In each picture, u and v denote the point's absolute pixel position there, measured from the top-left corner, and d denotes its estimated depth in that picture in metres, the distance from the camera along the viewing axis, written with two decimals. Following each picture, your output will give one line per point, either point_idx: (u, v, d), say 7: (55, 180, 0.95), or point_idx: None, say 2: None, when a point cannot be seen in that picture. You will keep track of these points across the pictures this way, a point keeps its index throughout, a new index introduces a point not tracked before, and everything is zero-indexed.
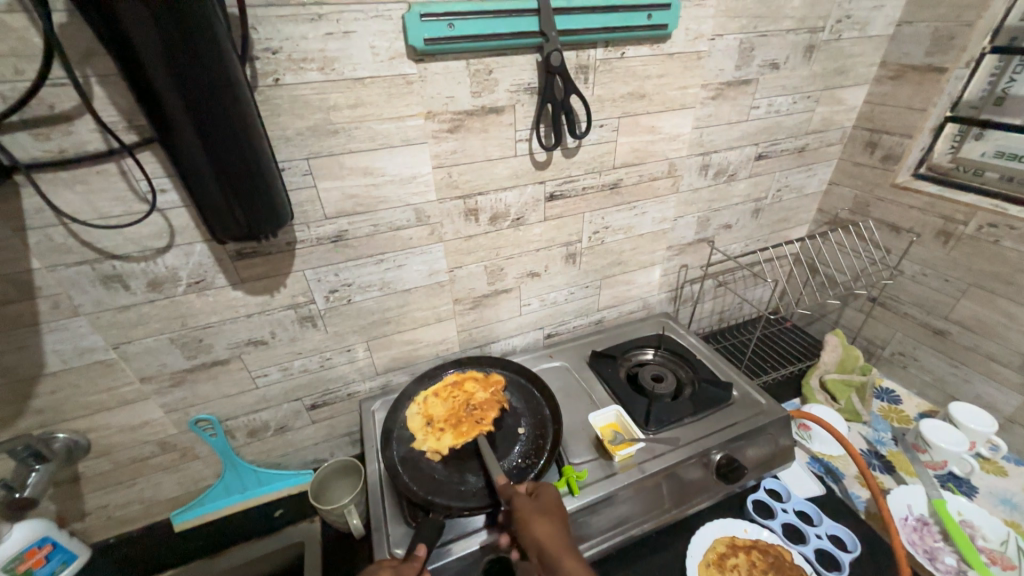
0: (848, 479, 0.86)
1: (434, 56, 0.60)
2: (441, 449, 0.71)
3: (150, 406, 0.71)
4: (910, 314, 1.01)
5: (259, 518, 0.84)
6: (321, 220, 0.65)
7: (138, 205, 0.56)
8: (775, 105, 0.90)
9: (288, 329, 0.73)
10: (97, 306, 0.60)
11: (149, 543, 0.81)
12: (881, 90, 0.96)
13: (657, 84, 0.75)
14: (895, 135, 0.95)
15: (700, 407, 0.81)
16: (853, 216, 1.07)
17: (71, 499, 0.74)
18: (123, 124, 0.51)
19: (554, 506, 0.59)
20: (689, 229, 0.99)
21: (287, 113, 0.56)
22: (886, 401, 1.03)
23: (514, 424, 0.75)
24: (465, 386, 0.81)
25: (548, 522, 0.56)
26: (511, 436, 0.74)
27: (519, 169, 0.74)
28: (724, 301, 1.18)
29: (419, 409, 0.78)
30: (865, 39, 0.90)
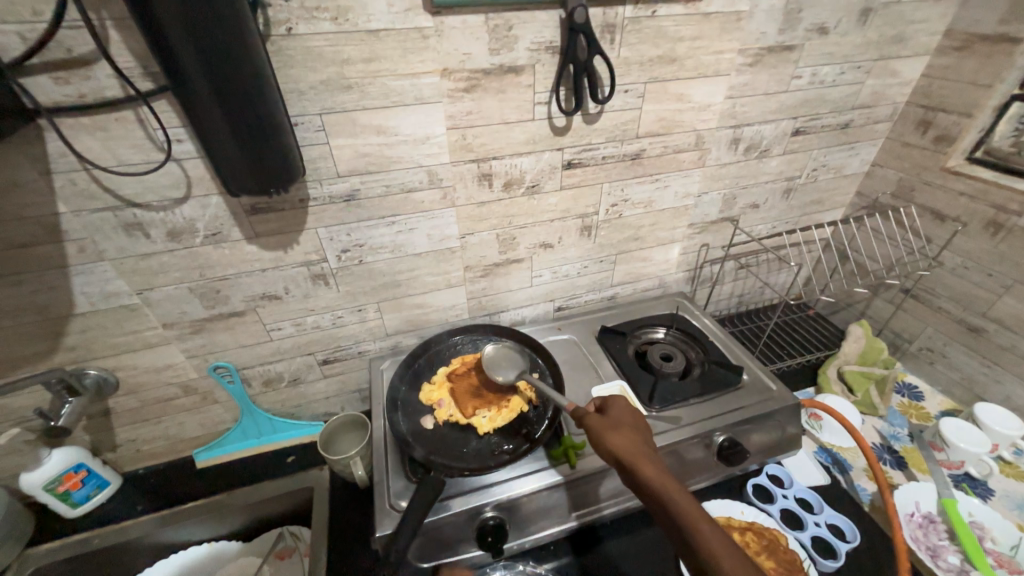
0: (855, 471, 0.84)
1: (451, 9, 0.57)
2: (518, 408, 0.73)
3: (173, 350, 0.74)
4: (944, 308, 0.96)
5: (273, 462, 0.89)
6: (333, 177, 0.65)
7: (156, 154, 0.57)
8: (820, 75, 0.83)
9: (301, 286, 0.74)
10: (121, 252, 0.63)
11: (173, 476, 0.87)
12: (943, 62, 0.87)
13: (690, 47, 0.70)
14: (952, 113, 0.87)
15: (707, 389, 0.80)
16: (894, 201, 1.00)
17: (103, 431, 0.80)
18: (139, 71, 0.51)
19: (619, 415, 0.64)
20: (713, 207, 0.95)
21: (300, 65, 0.55)
22: (906, 396, 0.99)
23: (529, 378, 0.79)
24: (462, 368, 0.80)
25: (622, 435, 0.60)
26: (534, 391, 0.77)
27: (536, 134, 0.72)
28: (744, 284, 1.14)
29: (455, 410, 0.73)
30: (930, 3, 0.81)
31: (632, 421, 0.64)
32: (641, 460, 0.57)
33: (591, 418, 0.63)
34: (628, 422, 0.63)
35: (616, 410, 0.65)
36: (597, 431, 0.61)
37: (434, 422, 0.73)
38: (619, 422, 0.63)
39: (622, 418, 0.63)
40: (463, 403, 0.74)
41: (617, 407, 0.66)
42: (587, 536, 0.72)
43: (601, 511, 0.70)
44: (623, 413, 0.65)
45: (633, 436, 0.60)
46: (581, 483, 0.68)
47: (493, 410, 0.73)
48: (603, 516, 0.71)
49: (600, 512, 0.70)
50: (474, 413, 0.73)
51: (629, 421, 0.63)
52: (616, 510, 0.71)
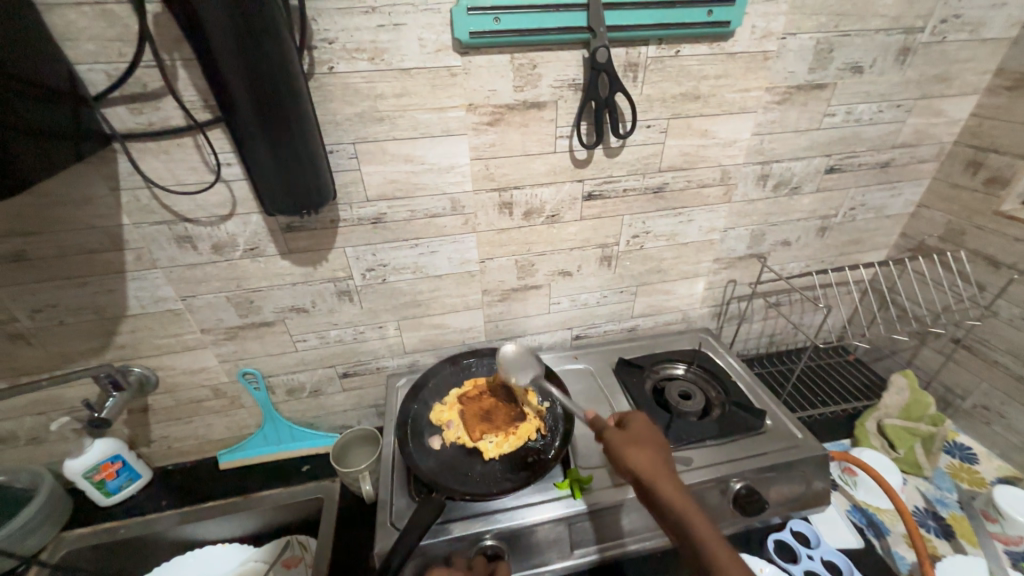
0: (893, 536, 0.77)
1: (479, 50, 0.61)
2: (526, 435, 0.73)
3: (208, 354, 0.80)
4: (1000, 363, 0.87)
5: (289, 470, 0.92)
6: (362, 201, 0.70)
7: (207, 175, 0.63)
8: (855, 113, 0.81)
9: (327, 301, 0.79)
10: (171, 262, 0.69)
11: (198, 474, 0.92)
12: (993, 101, 0.83)
13: (714, 85, 0.71)
14: (1005, 154, 0.82)
15: (725, 431, 0.77)
16: (943, 244, 0.94)
17: (141, 426, 0.86)
18: (200, 104, 0.57)
19: (639, 428, 0.64)
20: (741, 242, 0.93)
21: (338, 99, 0.61)
22: (957, 457, 0.90)
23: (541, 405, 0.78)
24: (475, 392, 0.80)
25: (641, 451, 0.60)
26: (547, 419, 0.76)
27: (557, 166, 0.74)
28: (775, 323, 1.09)
29: (463, 432, 0.74)
30: (977, 42, 0.78)
31: (651, 434, 0.63)
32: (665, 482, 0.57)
33: (611, 433, 0.63)
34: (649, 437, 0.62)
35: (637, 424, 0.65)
36: (614, 446, 0.61)
37: (441, 442, 0.74)
38: (641, 437, 0.62)
39: (642, 433, 0.63)
40: (471, 427, 0.74)
41: (637, 422, 0.65)
42: (609, 572, 0.69)
43: (626, 547, 0.67)
44: (642, 427, 0.64)
45: (654, 455, 0.60)
46: (598, 516, 0.66)
47: (499, 435, 0.73)
48: (629, 552, 0.67)
49: (624, 548, 0.67)
50: (481, 436, 0.73)
51: (651, 437, 0.62)
52: (642, 546, 0.67)
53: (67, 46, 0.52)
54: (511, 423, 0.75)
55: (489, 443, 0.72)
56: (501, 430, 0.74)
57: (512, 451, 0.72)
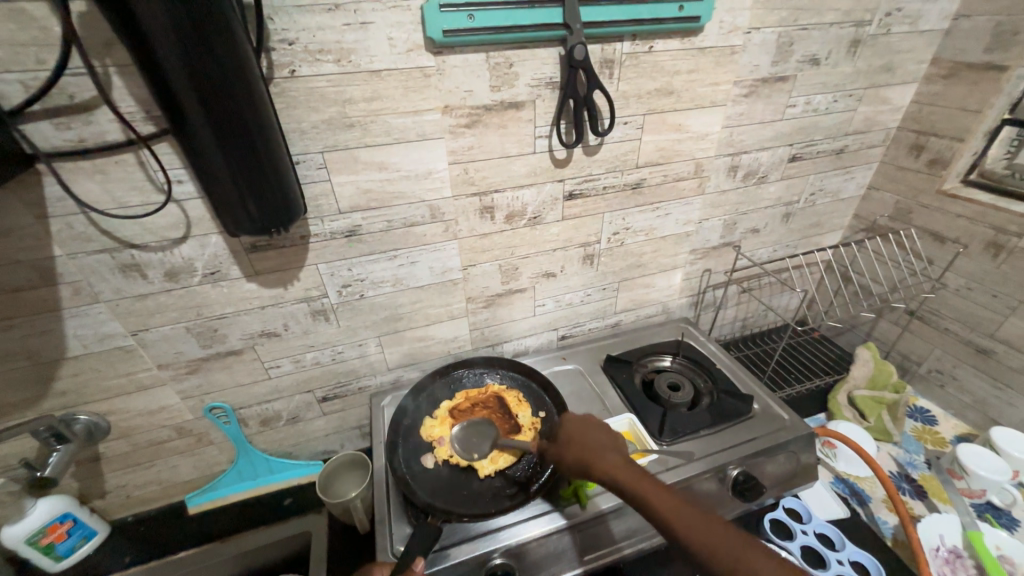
0: (874, 502, 0.81)
1: (453, 49, 0.58)
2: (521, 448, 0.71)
3: (167, 392, 0.72)
4: (951, 330, 0.95)
5: (269, 506, 0.85)
6: (335, 214, 0.65)
7: (156, 195, 0.56)
8: (813, 103, 0.84)
9: (301, 322, 0.73)
10: (117, 294, 0.61)
11: (164, 523, 0.83)
12: (931, 88, 0.89)
13: (686, 80, 0.72)
14: (944, 137, 0.89)
15: (717, 420, 0.78)
16: (893, 223, 1.01)
17: (92, 478, 0.76)
18: (141, 116, 0.51)
19: (570, 423, 0.68)
20: (715, 233, 0.95)
21: (303, 105, 0.56)
22: (919, 421, 0.97)
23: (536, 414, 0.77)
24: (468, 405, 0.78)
25: (569, 442, 0.64)
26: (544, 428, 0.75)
27: (537, 166, 0.72)
28: (748, 308, 1.13)
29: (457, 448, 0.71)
30: (916, 34, 0.84)
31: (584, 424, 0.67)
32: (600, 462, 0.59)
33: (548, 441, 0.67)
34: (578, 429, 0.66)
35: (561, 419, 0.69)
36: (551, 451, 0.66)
37: (434, 461, 0.70)
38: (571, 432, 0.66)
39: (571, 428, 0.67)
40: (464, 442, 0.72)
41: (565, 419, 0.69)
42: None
43: (622, 552, 0.67)
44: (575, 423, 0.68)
45: (581, 440, 0.64)
46: (602, 521, 0.65)
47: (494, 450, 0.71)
48: (623, 557, 0.67)
49: (620, 553, 0.66)
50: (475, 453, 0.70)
51: (581, 429, 0.66)
52: (637, 549, 0.67)
53: None
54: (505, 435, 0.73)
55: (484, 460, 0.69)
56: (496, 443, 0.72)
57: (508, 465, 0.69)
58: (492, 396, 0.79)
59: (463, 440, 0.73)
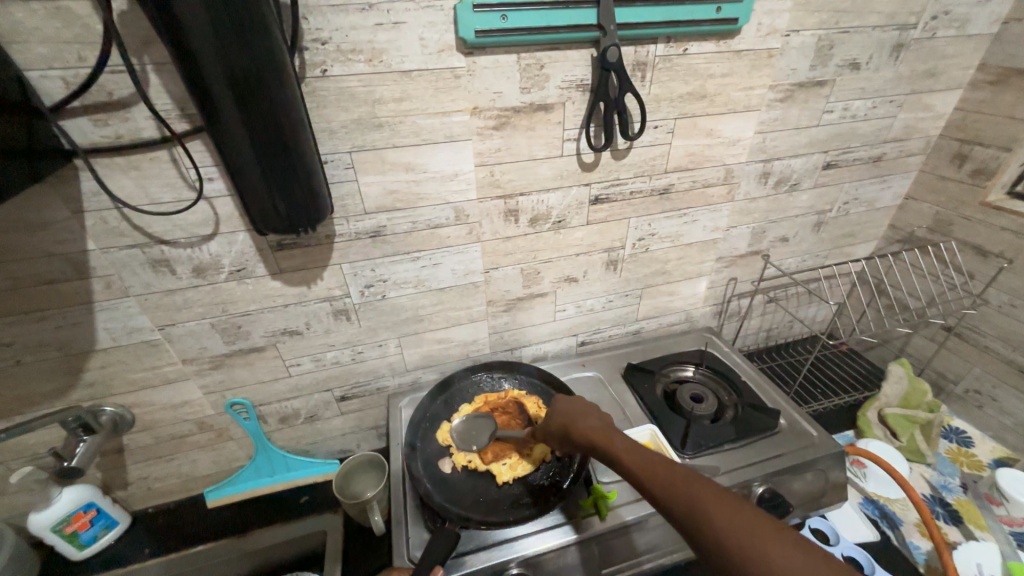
0: (906, 526, 0.77)
1: (484, 50, 0.57)
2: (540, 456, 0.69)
3: (191, 387, 0.73)
4: (991, 348, 0.91)
5: (285, 503, 0.85)
6: (360, 214, 0.65)
7: (187, 193, 0.57)
8: (851, 109, 0.81)
9: (322, 321, 0.73)
10: (146, 289, 0.62)
11: (183, 515, 0.84)
12: (977, 95, 0.85)
13: (720, 84, 0.70)
14: (990, 147, 0.85)
15: (742, 434, 0.76)
16: (931, 235, 0.97)
17: (116, 468, 0.78)
18: (176, 113, 0.51)
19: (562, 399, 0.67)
20: (742, 241, 0.92)
21: (333, 105, 0.55)
22: (954, 442, 0.93)
23: None
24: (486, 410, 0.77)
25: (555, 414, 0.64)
26: None
27: (564, 170, 0.71)
28: (773, 318, 1.10)
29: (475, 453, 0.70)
30: (963, 38, 0.80)
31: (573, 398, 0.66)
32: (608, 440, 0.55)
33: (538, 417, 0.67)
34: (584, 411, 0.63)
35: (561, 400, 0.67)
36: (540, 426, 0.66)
37: (452, 466, 0.69)
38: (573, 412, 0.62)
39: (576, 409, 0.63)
40: (482, 447, 0.71)
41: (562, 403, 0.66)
42: None
43: (641, 566, 0.65)
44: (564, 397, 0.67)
45: (566, 409, 0.64)
46: (622, 534, 0.64)
47: (512, 457, 0.69)
48: (644, 571, 0.65)
49: (640, 567, 0.65)
50: (493, 459, 0.69)
51: (579, 407, 0.64)
52: (657, 563, 0.65)
53: (14, 49, 0.44)
54: (524, 442, 0.71)
55: (501, 466, 0.68)
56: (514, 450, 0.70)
57: (526, 473, 0.68)
58: (511, 401, 0.78)
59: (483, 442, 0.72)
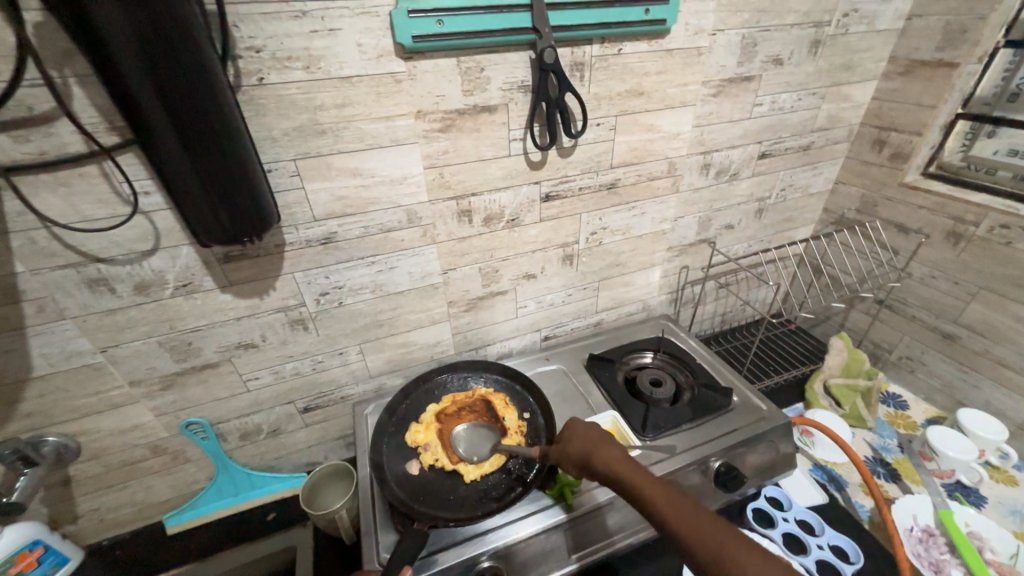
0: (851, 487, 0.84)
1: (423, 54, 0.58)
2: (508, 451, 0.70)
3: (141, 409, 0.70)
4: (917, 317, 0.99)
5: (252, 522, 0.83)
6: (309, 222, 0.64)
7: (122, 208, 0.55)
8: (779, 102, 0.87)
9: (279, 332, 0.72)
10: (83, 310, 0.59)
11: (142, 545, 0.81)
12: (890, 86, 0.93)
13: (656, 81, 0.73)
14: (904, 133, 0.92)
15: (698, 414, 0.79)
16: (860, 216, 1.04)
17: (63, 502, 0.74)
18: (104, 126, 0.50)
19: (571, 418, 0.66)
20: (690, 230, 0.97)
21: (273, 113, 0.55)
22: (892, 406, 1.00)
23: (522, 415, 0.77)
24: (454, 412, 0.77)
25: (573, 440, 0.63)
26: (532, 428, 0.75)
27: (513, 169, 0.72)
28: (726, 303, 1.15)
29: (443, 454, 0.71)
30: (873, 33, 0.87)
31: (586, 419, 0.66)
32: (644, 484, 0.54)
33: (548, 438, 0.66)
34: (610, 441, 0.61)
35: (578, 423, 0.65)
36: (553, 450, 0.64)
37: (420, 467, 0.70)
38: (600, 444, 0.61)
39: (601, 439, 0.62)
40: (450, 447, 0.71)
41: (577, 429, 0.64)
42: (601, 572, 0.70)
43: (615, 544, 0.67)
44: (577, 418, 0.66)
45: (583, 434, 0.63)
46: (588, 518, 0.66)
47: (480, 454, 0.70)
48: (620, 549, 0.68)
49: (613, 547, 0.67)
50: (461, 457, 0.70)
51: (595, 432, 0.63)
52: (629, 542, 0.67)
53: None
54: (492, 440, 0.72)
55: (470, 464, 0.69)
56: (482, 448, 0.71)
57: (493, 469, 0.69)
58: (479, 399, 0.79)
59: (463, 440, 0.75)
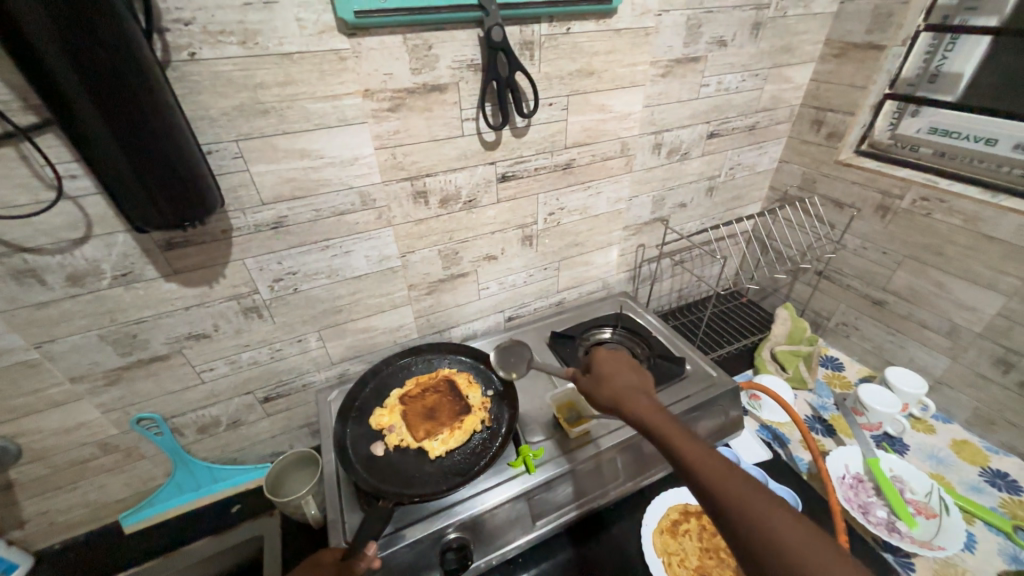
0: (793, 443, 0.91)
1: (367, 30, 0.57)
2: (472, 427, 0.72)
3: (86, 407, 0.67)
4: (852, 286, 1.07)
5: (216, 515, 0.82)
6: (257, 206, 0.62)
7: (46, 193, 0.52)
8: (724, 83, 0.90)
9: (232, 321, 0.70)
10: (11, 304, 0.56)
11: (97, 547, 0.78)
12: (826, 68, 0.98)
13: (605, 61, 0.75)
14: (838, 113, 0.98)
15: (654, 383, 0.83)
16: (802, 192, 1.11)
17: (5, 507, 0.70)
18: (18, 105, 0.46)
19: (613, 362, 0.67)
20: (645, 209, 1.00)
21: (208, 91, 0.53)
22: (830, 368, 1.09)
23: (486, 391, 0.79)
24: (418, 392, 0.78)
25: (610, 382, 0.63)
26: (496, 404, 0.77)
27: (467, 150, 0.72)
28: (682, 279, 1.20)
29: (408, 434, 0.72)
30: (810, 16, 0.91)
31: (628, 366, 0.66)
32: (666, 428, 0.54)
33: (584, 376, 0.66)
34: (636, 387, 0.61)
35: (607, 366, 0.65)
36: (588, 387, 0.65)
37: (384, 448, 0.70)
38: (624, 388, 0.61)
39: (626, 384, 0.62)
40: (414, 427, 0.72)
41: (613, 375, 0.64)
42: (566, 536, 0.73)
43: (609, 493, 0.73)
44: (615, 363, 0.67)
45: (621, 378, 0.63)
46: (550, 486, 0.69)
47: (444, 432, 0.71)
48: (611, 499, 0.73)
49: (607, 495, 0.73)
50: (425, 436, 0.71)
51: (632, 380, 0.63)
52: (621, 489, 0.73)
53: None
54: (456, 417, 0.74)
55: (435, 442, 0.70)
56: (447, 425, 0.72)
57: (459, 444, 0.70)
58: (442, 378, 0.80)
59: None
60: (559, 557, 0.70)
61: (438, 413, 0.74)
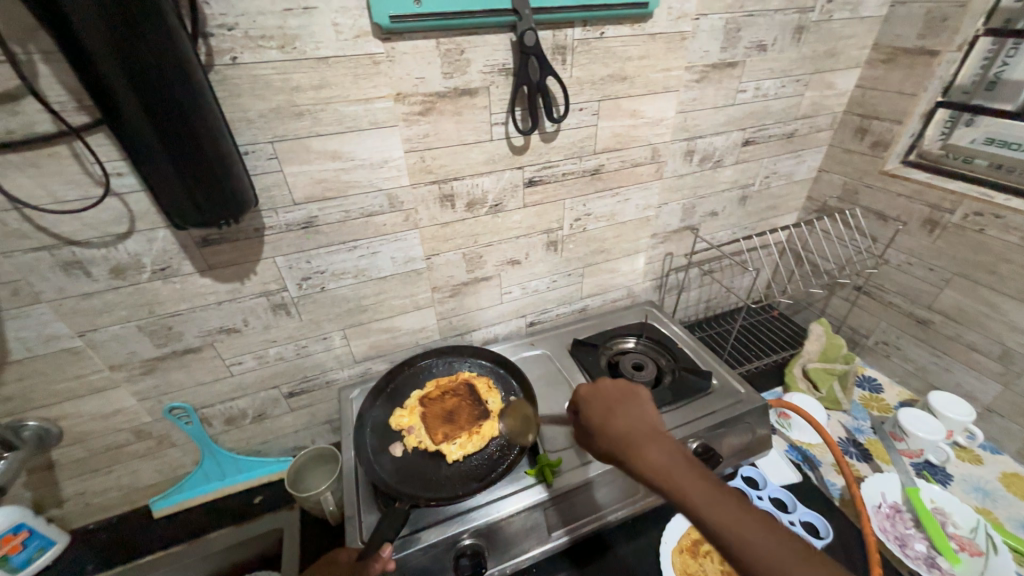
0: (824, 467, 0.87)
1: (401, 35, 0.58)
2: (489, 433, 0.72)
3: (123, 394, 0.70)
4: (894, 303, 1.01)
5: (239, 504, 0.84)
6: (289, 205, 0.64)
7: (94, 189, 0.54)
8: (763, 89, 0.87)
9: (261, 317, 0.72)
10: (59, 294, 0.59)
11: (128, 528, 0.82)
12: (873, 74, 0.93)
13: (639, 66, 0.73)
14: (885, 121, 0.93)
15: (677, 397, 0.81)
16: (841, 204, 1.06)
17: (47, 486, 0.74)
18: (73, 106, 0.49)
19: (613, 392, 0.61)
20: (674, 217, 0.98)
21: (248, 94, 0.54)
22: (867, 389, 1.03)
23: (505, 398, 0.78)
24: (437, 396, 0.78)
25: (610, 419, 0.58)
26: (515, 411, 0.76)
27: (495, 154, 0.72)
28: (710, 290, 1.17)
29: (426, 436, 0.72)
30: (857, 20, 0.87)
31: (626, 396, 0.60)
32: (682, 480, 0.49)
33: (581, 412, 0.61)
34: (640, 425, 0.56)
35: (602, 402, 0.60)
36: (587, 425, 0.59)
37: (403, 449, 0.71)
38: (628, 429, 0.55)
39: (629, 423, 0.56)
40: (432, 429, 0.72)
41: (613, 411, 0.58)
42: (581, 549, 0.72)
43: (606, 518, 0.70)
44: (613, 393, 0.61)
45: (622, 415, 0.58)
46: (568, 497, 0.67)
47: (462, 436, 0.71)
48: (608, 523, 0.70)
49: (604, 520, 0.70)
50: (443, 439, 0.71)
51: (634, 415, 0.58)
52: (618, 516, 0.70)
53: None
54: (474, 422, 0.73)
55: (452, 446, 0.70)
56: (464, 430, 0.72)
57: (476, 450, 0.70)
58: (462, 382, 0.80)
59: None
60: (574, 570, 0.69)
61: (456, 417, 0.74)
